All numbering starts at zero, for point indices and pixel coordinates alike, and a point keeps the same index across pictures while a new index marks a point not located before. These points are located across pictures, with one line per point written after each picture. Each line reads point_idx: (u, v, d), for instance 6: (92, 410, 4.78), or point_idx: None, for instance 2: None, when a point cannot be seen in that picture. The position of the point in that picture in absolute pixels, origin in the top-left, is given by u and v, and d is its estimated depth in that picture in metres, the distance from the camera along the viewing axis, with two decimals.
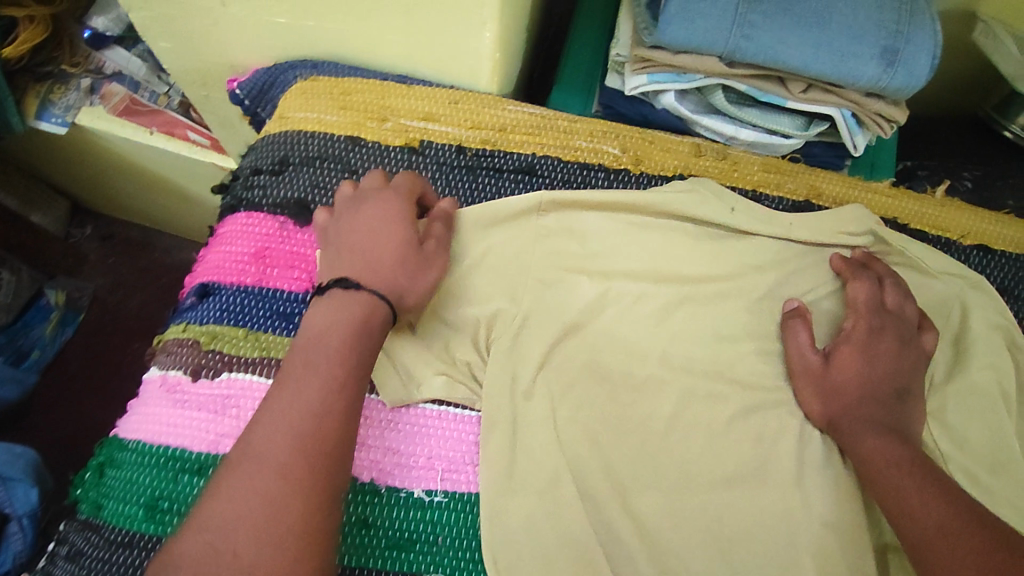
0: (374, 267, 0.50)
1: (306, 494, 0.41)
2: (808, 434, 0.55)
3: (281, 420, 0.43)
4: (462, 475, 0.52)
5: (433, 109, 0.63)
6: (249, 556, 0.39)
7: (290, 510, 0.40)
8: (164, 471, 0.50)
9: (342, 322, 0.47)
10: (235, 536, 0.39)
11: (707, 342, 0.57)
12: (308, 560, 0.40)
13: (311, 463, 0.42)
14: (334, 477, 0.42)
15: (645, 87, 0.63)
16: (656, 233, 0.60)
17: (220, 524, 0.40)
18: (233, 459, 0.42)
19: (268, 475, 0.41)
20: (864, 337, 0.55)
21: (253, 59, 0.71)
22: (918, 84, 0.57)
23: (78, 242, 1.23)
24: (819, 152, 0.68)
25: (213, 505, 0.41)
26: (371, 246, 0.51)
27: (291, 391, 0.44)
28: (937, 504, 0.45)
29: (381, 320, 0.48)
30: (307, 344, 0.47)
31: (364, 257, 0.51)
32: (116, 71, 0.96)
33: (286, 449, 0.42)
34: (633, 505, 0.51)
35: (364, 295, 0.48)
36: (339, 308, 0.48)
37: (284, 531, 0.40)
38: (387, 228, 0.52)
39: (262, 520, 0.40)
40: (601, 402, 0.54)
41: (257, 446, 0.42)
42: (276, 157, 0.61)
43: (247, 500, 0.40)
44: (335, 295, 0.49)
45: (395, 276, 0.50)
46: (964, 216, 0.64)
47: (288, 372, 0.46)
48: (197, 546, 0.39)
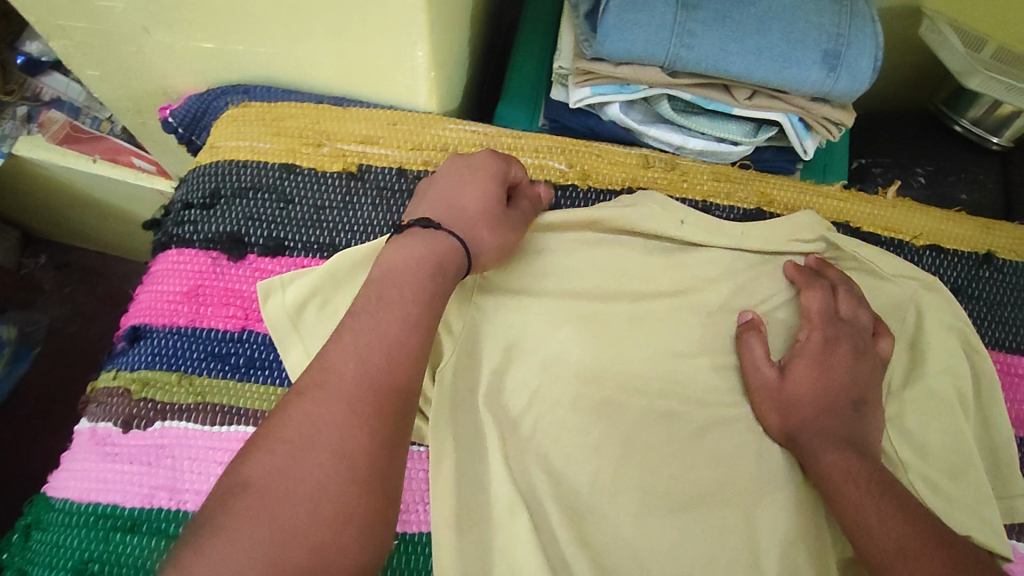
0: (458, 213, 0.49)
1: (376, 426, 0.39)
2: (767, 449, 0.53)
3: (356, 349, 0.41)
4: (413, 515, 0.51)
5: (371, 131, 0.61)
6: (317, 480, 0.36)
7: (360, 438, 0.38)
8: (94, 532, 0.47)
9: (424, 260, 0.46)
10: (303, 459, 0.37)
11: (663, 360, 0.56)
12: (375, 492, 0.37)
13: (382, 395, 0.40)
14: (400, 415, 0.40)
15: (589, 99, 0.61)
16: (608, 248, 0.59)
17: (290, 447, 0.37)
18: (302, 386, 0.40)
19: (339, 402, 0.39)
20: (819, 348, 0.54)
21: (186, 85, 0.68)
22: (861, 87, 0.57)
23: (31, 272, 1.18)
24: (770, 157, 0.67)
25: (279, 428, 0.38)
26: (458, 195, 0.51)
27: (368, 322, 0.42)
28: (895, 522, 0.44)
29: (456, 267, 0.47)
30: (383, 279, 0.45)
31: (449, 203, 0.50)
32: (54, 98, 0.94)
33: (356, 379, 0.40)
34: (590, 536, 0.50)
35: (442, 236, 0.47)
36: (423, 244, 0.47)
37: (354, 462, 0.37)
38: (475, 180, 0.51)
39: (332, 446, 0.37)
40: (556, 427, 0.53)
41: (329, 373, 0.40)
42: (208, 190, 0.59)
43: (318, 425, 0.38)
44: (417, 234, 0.48)
45: (475, 226, 0.49)
46: (918, 216, 0.64)
47: (363, 304, 0.44)
48: (267, 465, 0.36)
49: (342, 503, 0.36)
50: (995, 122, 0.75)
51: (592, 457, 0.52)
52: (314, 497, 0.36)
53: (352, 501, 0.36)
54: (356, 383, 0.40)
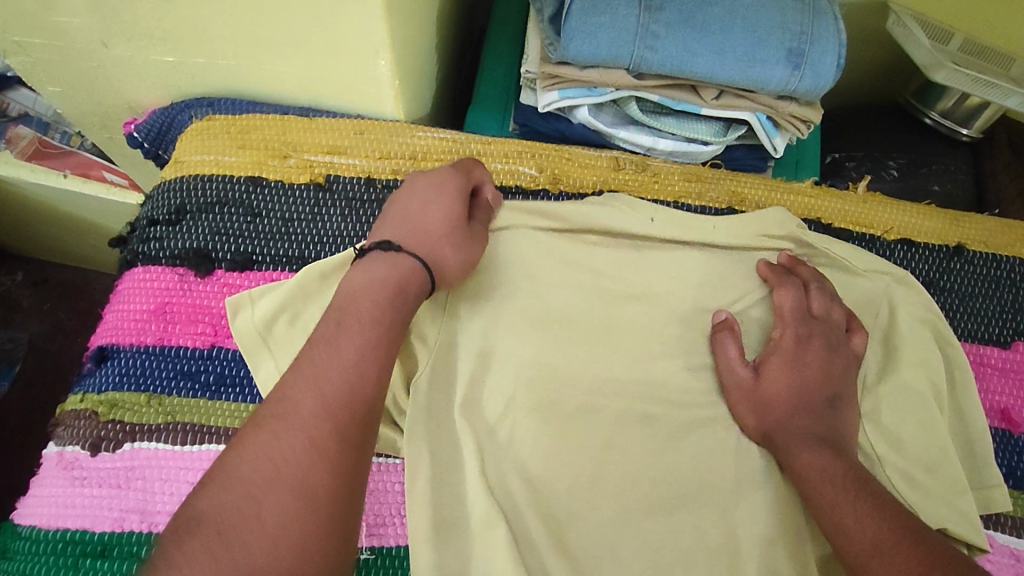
0: (419, 230, 0.49)
1: (337, 455, 0.38)
2: (745, 448, 0.53)
3: (315, 379, 0.40)
4: (390, 529, 0.50)
5: (338, 141, 0.60)
6: (278, 515, 0.35)
7: (322, 471, 0.37)
8: (63, 558, 0.47)
9: (382, 284, 0.46)
10: (264, 496, 0.36)
11: (639, 363, 0.56)
12: (336, 525, 0.37)
13: (343, 424, 0.39)
14: (361, 444, 0.40)
15: (557, 104, 0.61)
16: (580, 252, 0.58)
17: (249, 486, 0.36)
18: (260, 419, 0.39)
19: (299, 435, 0.38)
20: (792, 346, 0.54)
21: (151, 99, 0.67)
22: (826, 84, 0.57)
23: (9, 290, 1.15)
24: (741, 155, 0.67)
25: (237, 462, 0.37)
26: (420, 212, 0.50)
27: (327, 351, 0.42)
28: (871, 521, 0.44)
29: (416, 287, 0.47)
30: (343, 305, 0.45)
31: (411, 222, 0.50)
32: (21, 113, 0.93)
33: (316, 409, 0.39)
34: (570, 543, 0.49)
35: (402, 257, 0.47)
36: (383, 267, 0.47)
37: (316, 495, 0.36)
38: (436, 196, 0.51)
39: (292, 480, 0.36)
40: (532, 436, 0.52)
41: (288, 404, 0.39)
42: (173, 206, 0.58)
43: (279, 460, 0.37)
44: (379, 258, 0.47)
45: (437, 243, 0.49)
46: (888, 211, 0.64)
47: (323, 333, 0.43)
48: (224, 505, 0.35)
49: (303, 538, 0.35)
50: (964, 114, 0.76)
51: (569, 465, 0.52)
52: (274, 533, 0.35)
53: (313, 536, 0.35)
54: (315, 415, 0.39)
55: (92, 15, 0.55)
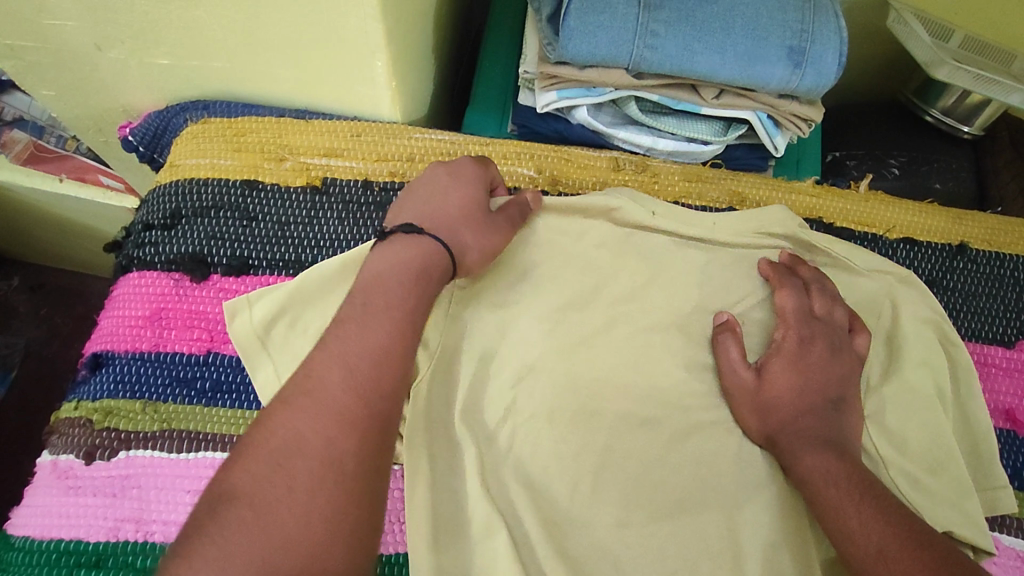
0: (440, 215, 0.49)
1: (365, 432, 0.38)
2: (748, 451, 0.53)
3: (342, 356, 0.40)
4: (388, 536, 0.49)
5: (334, 144, 0.60)
6: (307, 487, 0.35)
7: (351, 444, 0.37)
8: (58, 569, 0.46)
9: (407, 266, 0.45)
10: (293, 467, 0.35)
11: (641, 365, 0.55)
12: (365, 499, 0.36)
13: (371, 402, 0.39)
14: (388, 422, 0.39)
15: (556, 104, 0.61)
16: (580, 252, 0.58)
17: (278, 457, 0.36)
18: (288, 394, 0.38)
19: (326, 412, 0.37)
20: (795, 347, 0.53)
21: (145, 102, 0.66)
22: (827, 83, 0.56)
23: (4, 295, 1.15)
24: (741, 155, 0.66)
25: (266, 435, 0.37)
26: (438, 199, 0.50)
27: (355, 330, 0.41)
28: (877, 523, 0.43)
29: (439, 270, 0.46)
30: (369, 288, 0.44)
31: (431, 208, 0.49)
32: (16, 116, 0.94)
33: (345, 383, 0.39)
34: (572, 548, 0.49)
35: (426, 241, 0.47)
36: (408, 250, 0.46)
37: (344, 467, 0.36)
38: (454, 183, 0.52)
39: (320, 455, 0.36)
40: (533, 440, 0.52)
41: (315, 380, 0.39)
42: (168, 210, 0.57)
43: (308, 431, 0.37)
44: (408, 240, 0.47)
45: (458, 228, 0.49)
46: (891, 209, 0.63)
47: (349, 313, 0.42)
48: (255, 474, 0.35)
49: (332, 510, 0.35)
50: (965, 111, 0.76)
51: (571, 469, 0.51)
52: (303, 507, 0.34)
53: (340, 511, 0.35)
54: (343, 392, 0.38)
55: (84, 18, 0.54)
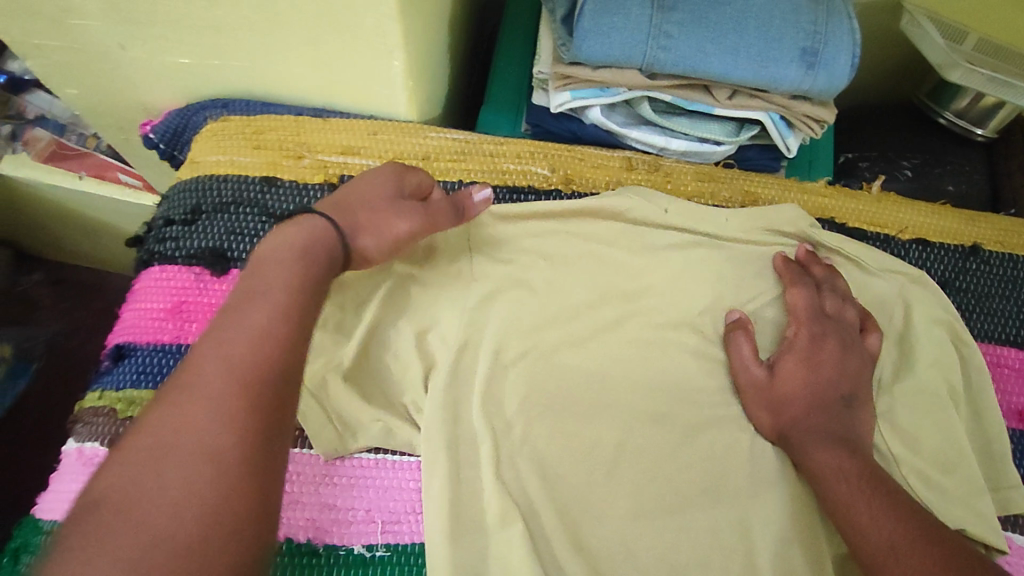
0: (341, 202, 0.50)
1: (247, 419, 0.36)
2: (760, 447, 0.53)
3: (220, 347, 0.39)
4: (405, 526, 0.50)
5: (351, 142, 0.61)
6: (187, 479, 0.33)
7: (231, 430, 0.36)
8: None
9: (293, 245, 0.45)
10: (171, 460, 0.34)
11: (653, 361, 0.56)
12: (254, 484, 0.35)
13: (254, 389, 0.38)
14: (275, 405, 0.38)
15: (569, 104, 0.61)
16: (596, 253, 0.59)
17: (152, 452, 0.34)
18: (164, 389, 0.37)
19: (204, 400, 0.36)
20: (806, 345, 0.54)
21: (166, 100, 0.68)
22: (839, 84, 0.57)
23: (26, 289, 1.16)
24: (754, 155, 0.67)
25: (139, 434, 0.35)
26: (349, 191, 0.51)
27: (237, 316, 0.40)
28: (888, 519, 0.44)
29: (328, 257, 0.46)
30: (252, 273, 0.43)
31: (340, 199, 0.50)
32: (38, 114, 0.94)
33: (224, 370, 0.38)
34: (584, 540, 0.49)
35: (317, 221, 0.47)
36: (295, 230, 0.46)
37: (227, 456, 0.35)
38: (369, 178, 0.52)
39: (195, 448, 0.35)
40: (544, 434, 0.52)
41: (192, 371, 0.38)
42: (188, 206, 0.58)
43: (185, 422, 0.35)
44: (308, 223, 0.47)
45: (359, 215, 0.49)
46: (903, 211, 0.64)
47: (234, 300, 0.42)
48: (127, 473, 0.33)
49: (217, 499, 0.33)
50: (979, 113, 0.76)
51: (583, 463, 0.52)
52: (181, 500, 0.33)
53: (222, 496, 0.34)
54: (222, 382, 0.37)
55: (109, 18, 0.55)
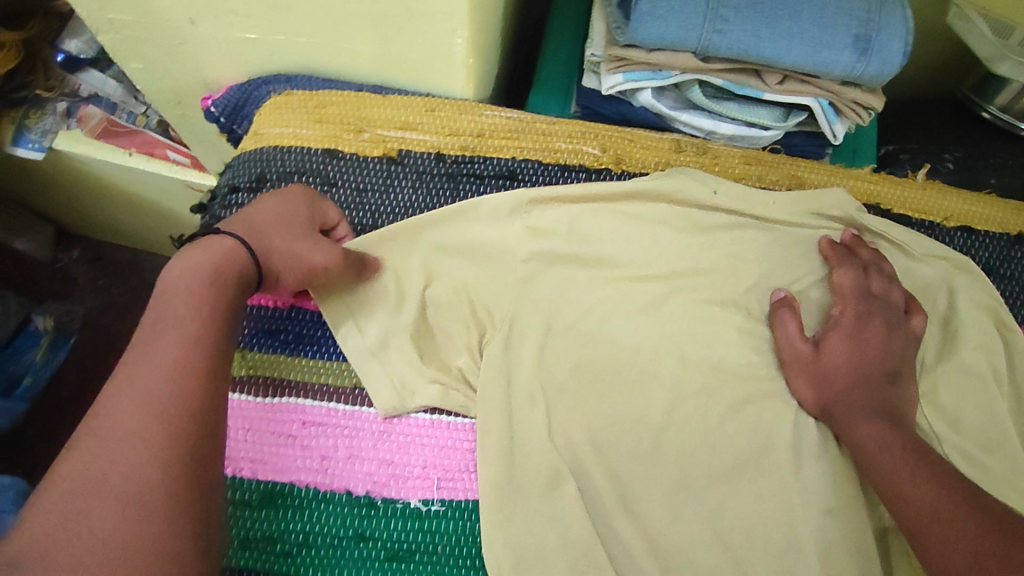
0: (248, 222, 0.52)
1: (169, 452, 0.40)
2: (803, 423, 0.55)
3: (132, 385, 0.41)
4: (459, 483, 0.53)
5: (410, 118, 0.63)
6: (113, 517, 0.37)
7: (152, 462, 0.39)
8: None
9: (198, 270, 0.47)
10: (94, 502, 0.37)
11: (699, 338, 0.57)
12: (181, 508, 0.38)
13: (168, 418, 0.41)
14: (195, 430, 0.41)
15: (621, 86, 0.63)
16: (649, 234, 0.60)
17: (76, 496, 0.37)
18: (79, 434, 0.40)
19: (121, 440, 0.39)
20: (852, 323, 0.56)
21: (227, 76, 0.70)
22: (892, 71, 0.58)
23: (65, 266, 1.23)
24: (800, 142, 0.68)
25: (58, 479, 0.38)
26: (252, 209, 0.53)
27: (144, 353, 0.43)
28: (932, 488, 0.46)
29: (238, 275, 0.49)
30: (157, 305, 0.46)
31: (244, 218, 0.52)
32: (92, 93, 0.97)
33: (136, 407, 0.41)
34: (633, 503, 0.52)
35: (227, 242, 0.49)
36: (201, 254, 0.48)
37: (151, 485, 0.38)
38: (271, 197, 0.54)
39: (117, 489, 0.38)
40: (596, 400, 0.55)
41: (108, 413, 0.40)
42: (254, 174, 0.61)
43: (104, 463, 0.38)
44: (206, 242, 0.49)
45: (267, 233, 0.52)
46: (948, 198, 0.65)
47: (141, 337, 0.45)
48: (52, 518, 0.36)
49: (143, 530, 0.37)
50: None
51: (629, 432, 0.54)
52: (106, 538, 0.36)
53: (147, 527, 0.37)
54: (139, 420, 0.40)
55: None
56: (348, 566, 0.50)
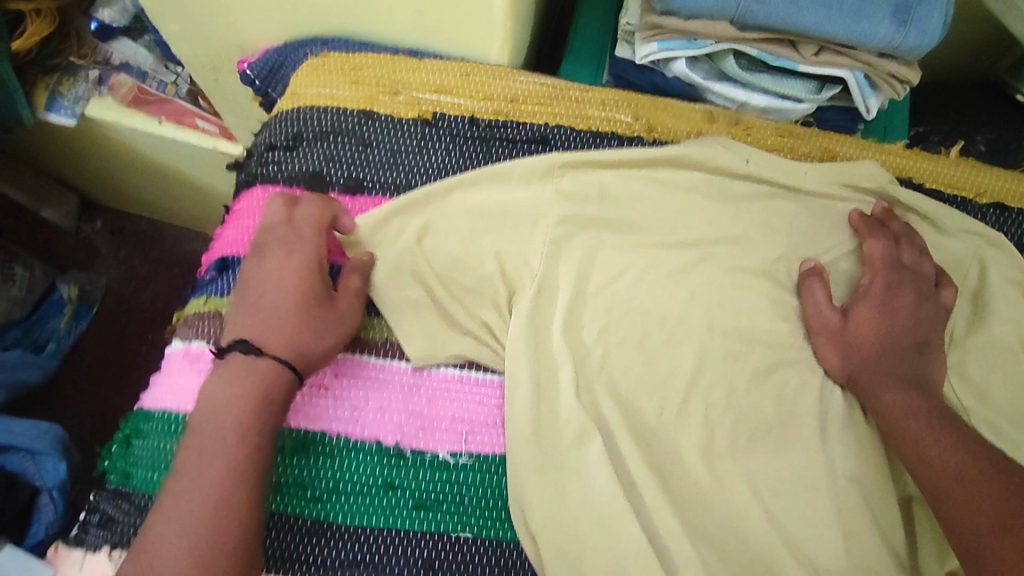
0: (281, 326, 0.51)
1: None
2: (828, 389, 0.56)
3: (178, 522, 0.43)
4: (487, 437, 0.54)
5: (445, 82, 0.64)
6: None
7: None
8: (161, 471, 0.52)
9: (242, 397, 0.48)
10: None
11: (726, 306, 0.58)
12: None
13: (209, 565, 0.42)
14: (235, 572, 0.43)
15: (656, 55, 0.63)
16: (679, 201, 0.60)
17: None
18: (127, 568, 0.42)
19: None
20: (882, 292, 0.56)
21: (263, 39, 0.71)
22: (930, 43, 0.57)
23: (88, 237, 1.24)
24: (833, 116, 0.68)
25: None
26: (276, 299, 0.52)
27: (188, 486, 0.44)
28: (956, 452, 0.47)
29: (285, 395, 0.49)
30: (202, 429, 0.47)
31: (273, 316, 0.51)
32: (123, 62, 0.99)
33: (182, 552, 0.42)
34: (658, 463, 0.53)
35: (266, 361, 0.49)
36: (244, 379, 0.48)
37: None
38: (296, 278, 0.53)
39: None
40: (624, 362, 0.56)
41: (155, 550, 0.42)
42: (290, 133, 0.62)
43: None
44: (234, 360, 0.49)
45: (302, 336, 0.51)
46: (981, 175, 0.64)
47: (186, 462, 0.46)
48: None
49: None
50: None
51: (656, 395, 0.55)
52: None
53: None
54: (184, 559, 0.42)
55: None
56: (378, 513, 0.51)
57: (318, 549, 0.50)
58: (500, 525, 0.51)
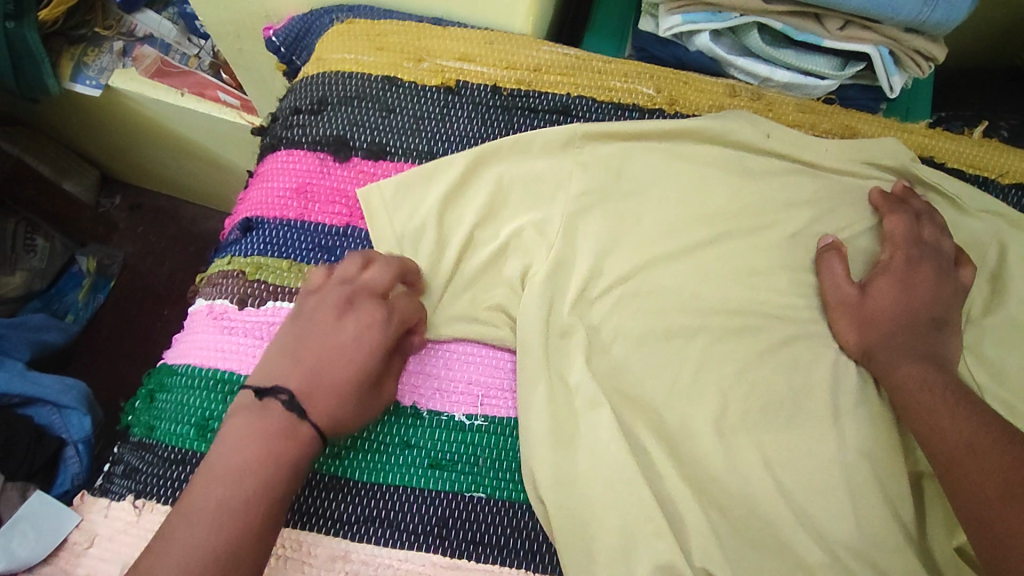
0: (329, 391, 0.48)
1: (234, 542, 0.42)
2: (843, 364, 0.56)
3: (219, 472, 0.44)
4: (501, 401, 0.55)
5: (468, 50, 0.64)
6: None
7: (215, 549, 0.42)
8: (182, 424, 0.53)
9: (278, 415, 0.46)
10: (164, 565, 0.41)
11: (743, 280, 0.58)
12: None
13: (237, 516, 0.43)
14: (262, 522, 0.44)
15: (679, 27, 0.63)
16: (698, 176, 0.61)
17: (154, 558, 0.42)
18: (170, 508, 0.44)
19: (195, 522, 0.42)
20: (900, 268, 0.57)
21: (289, 8, 0.72)
22: (957, 17, 0.57)
23: (107, 211, 1.26)
24: (853, 95, 0.68)
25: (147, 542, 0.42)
26: (333, 368, 0.48)
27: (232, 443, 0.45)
28: (968, 424, 0.47)
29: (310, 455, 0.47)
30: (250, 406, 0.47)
31: (325, 378, 0.48)
32: (147, 34, 1.00)
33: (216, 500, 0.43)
34: (671, 435, 0.53)
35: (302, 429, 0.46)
36: (278, 434, 0.46)
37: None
38: (356, 349, 0.49)
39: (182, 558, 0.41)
40: (639, 332, 0.56)
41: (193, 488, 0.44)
42: (315, 97, 0.62)
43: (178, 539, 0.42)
44: (274, 409, 0.46)
45: (340, 411, 0.48)
46: (1005, 156, 0.64)
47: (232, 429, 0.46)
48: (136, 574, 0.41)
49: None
50: None
51: (670, 366, 0.55)
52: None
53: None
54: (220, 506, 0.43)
55: None
56: (393, 471, 0.52)
57: (334, 503, 0.51)
58: (513, 487, 0.52)
